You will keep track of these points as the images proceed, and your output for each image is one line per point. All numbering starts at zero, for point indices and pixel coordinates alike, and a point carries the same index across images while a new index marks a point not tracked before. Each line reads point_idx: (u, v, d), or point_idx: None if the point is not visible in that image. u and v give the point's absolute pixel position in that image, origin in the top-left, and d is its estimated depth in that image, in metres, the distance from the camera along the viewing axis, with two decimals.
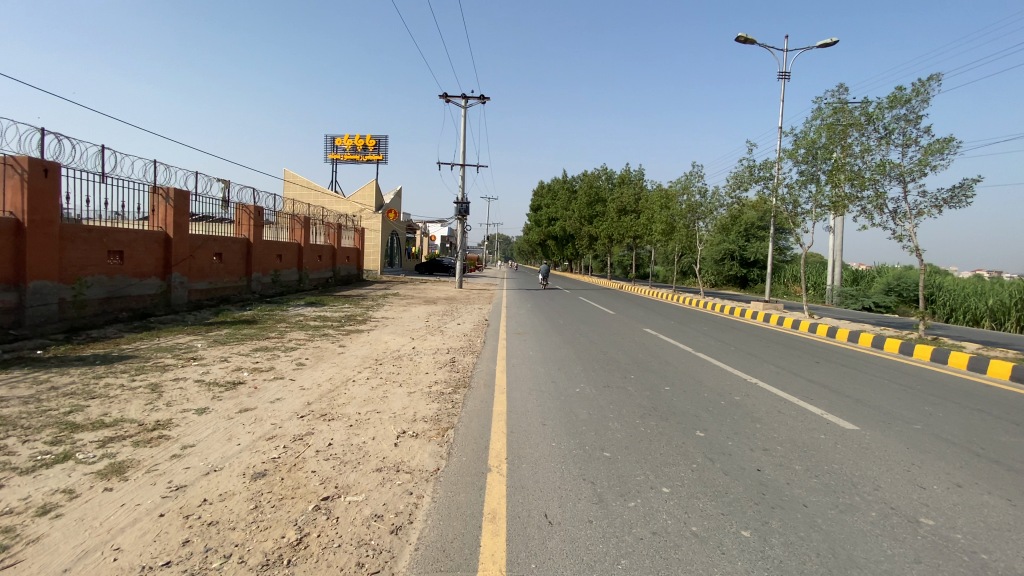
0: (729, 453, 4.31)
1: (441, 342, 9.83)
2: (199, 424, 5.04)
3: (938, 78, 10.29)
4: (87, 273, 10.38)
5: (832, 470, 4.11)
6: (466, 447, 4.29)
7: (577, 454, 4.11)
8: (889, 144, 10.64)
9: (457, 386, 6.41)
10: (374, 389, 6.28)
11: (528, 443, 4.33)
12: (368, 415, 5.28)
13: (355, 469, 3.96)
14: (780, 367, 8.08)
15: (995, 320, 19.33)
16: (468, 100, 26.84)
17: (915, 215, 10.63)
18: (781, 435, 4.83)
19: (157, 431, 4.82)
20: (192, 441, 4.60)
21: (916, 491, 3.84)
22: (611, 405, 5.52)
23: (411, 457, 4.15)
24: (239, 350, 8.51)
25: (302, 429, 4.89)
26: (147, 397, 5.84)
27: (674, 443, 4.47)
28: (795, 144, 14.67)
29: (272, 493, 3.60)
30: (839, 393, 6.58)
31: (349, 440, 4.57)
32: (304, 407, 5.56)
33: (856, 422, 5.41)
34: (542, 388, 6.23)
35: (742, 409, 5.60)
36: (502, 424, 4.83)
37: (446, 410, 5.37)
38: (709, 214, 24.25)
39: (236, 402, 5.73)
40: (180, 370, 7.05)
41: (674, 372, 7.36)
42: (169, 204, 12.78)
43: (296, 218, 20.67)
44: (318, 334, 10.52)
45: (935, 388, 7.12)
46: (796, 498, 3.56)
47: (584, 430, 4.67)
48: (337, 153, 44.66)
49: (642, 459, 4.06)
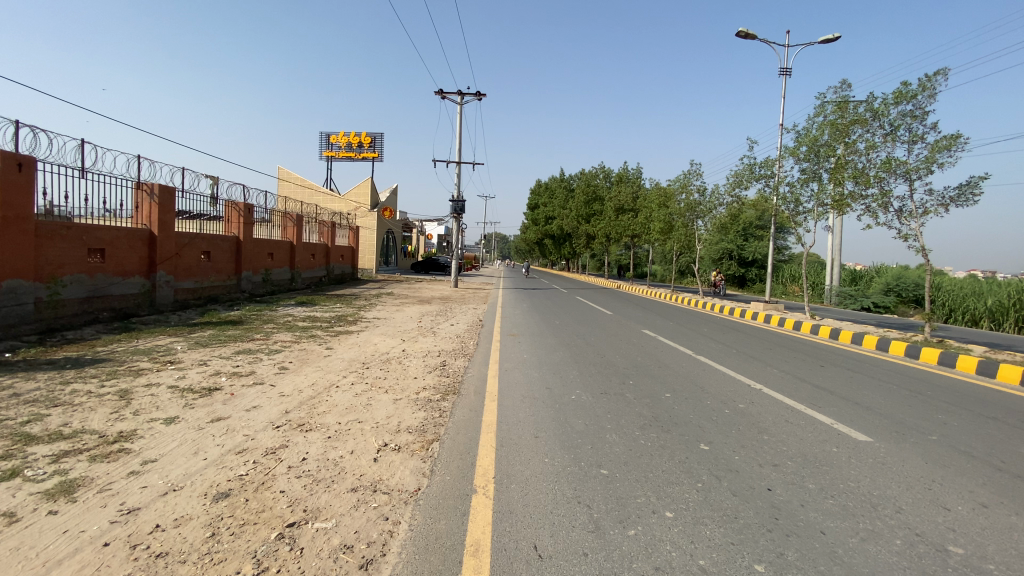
0: (736, 470, 3.97)
1: (432, 344, 9.48)
2: (166, 435, 4.68)
3: (946, 73, 9.95)
4: (65, 271, 10.02)
5: (848, 489, 3.77)
6: (451, 463, 3.95)
7: (573, 472, 3.77)
8: (894, 140, 10.30)
9: (446, 393, 6.06)
10: (358, 396, 5.92)
11: (519, 459, 3.99)
12: (349, 425, 4.93)
13: (328, 489, 3.60)
14: (784, 371, 7.76)
15: (994, 320, 19.06)
16: (463, 97, 25.80)
17: (921, 214, 10.26)
18: (791, 449, 4.50)
19: (118, 444, 4.47)
20: (154, 455, 4.25)
21: (940, 513, 3.50)
22: (609, 415, 5.18)
23: (391, 475, 3.80)
24: (221, 353, 8.13)
25: (275, 442, 4.53)
26: (113, 405, 5.47)
27: (677, 458, 4.13)
28: (797, 141, 14.34)
29: (233, 518, 3.25)
30: (848, 400, 6.27)
31: (325, 454, 4.22)
32: (281, 416, 5.21)
33: (868, 432, 5.08)
34: (536, 395, 5.89)
35: (748, 419, 5.27)
36: (491, 437, 4.48)
37: (433, 420, 5.02)
38: (708, 212, 23.98)
39: (208, 410, 5.37)
40: (154, 375, 6.68)
41: (675, 377, 7.02)
42: (154, 201, 12.35)
43: (289, 216, 20.26)
44: (306, 335, 10.14)
45: (946, 394, 6.80)
46: (812, 524, 3.22)
47: (579, 444, 4.33)
48: (332, 150, 44.29)
49: (642, 478, 3.73)
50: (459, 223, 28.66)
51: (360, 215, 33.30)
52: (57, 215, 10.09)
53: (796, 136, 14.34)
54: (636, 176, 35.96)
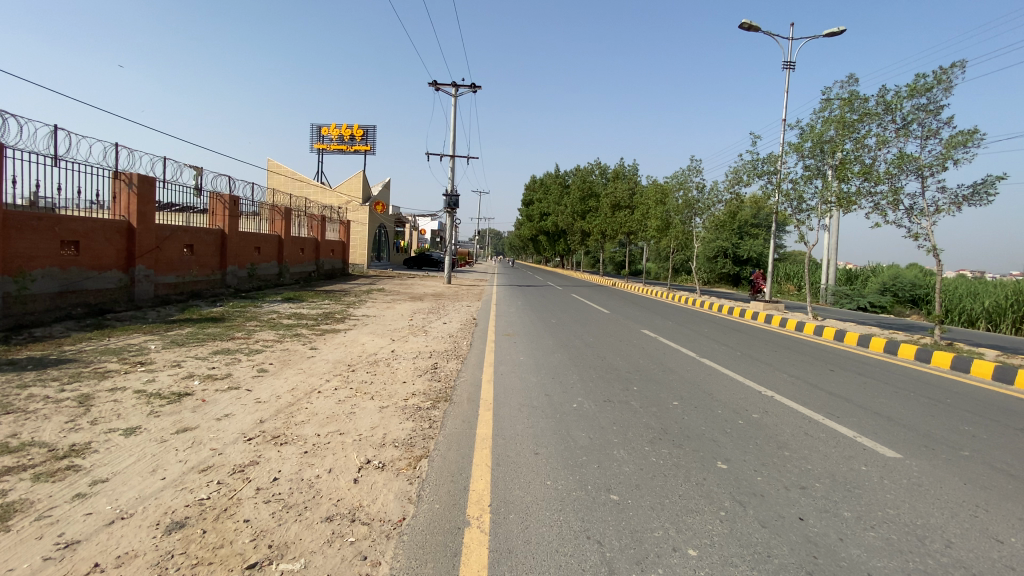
0: (760, 494, 3.54)
1: (423, 345, 9.01)
2: (123, 449, 4.19)
3: (963, 66, 9.55)
4: (36, 265, 9.46)
5: (888, 518, 3.35)
6: (440, 487, 3.49)
7: (580, 499, 3.32)
8: (907, 135, 9.91)
9: (437, 400, 5.59)
10: (340, 404, 5.44)
11: (518, 482, 3.54)
12: (329, 438, 4.46)
13: (299, 518, 3.13)
14: (794, 376, 7.34)
15: (991, 321, 18.80)
16: (458, 88, 25.15)
17: (933, 213, 9.87)
18: (817, 468, 4.07)
19: (67, 460, 3.97)
20: (106, 475, 3.76)
21: (995, 548, 3.08)
22: (614, 427, 4.74)
23: (372, 500, 3.34)
24: (197, 353, 7.61)
25: (246, 458, 4.06)
26: (70, 413, 4.96)
27: (694, 480, 3.69)
28: (801, 137, 13.94)
29: (184, 556, 2.77)
30: (866, 409, 5.85)
31: (299, 473, 3.75)
32: (255, 426, 4.74)
33: (896, 447, 4.66)
34: (534, 403, 5.44)
35: (765, 432, 4.84)
36: (486, 454, 4.04)
37: (421, 433, 4.55)
38: (706, 210, 23.54)
39: (174, 420, 4.88)
40: (120, 379, 6.15)
41: (681, 383, 6.58)
42: (132, 190, 11.77)
43: (277, 209, 19.61)
44: (289, 334, 9.62)
45: (967, 403, 6.42)
46: (857, 564, 2.80)
47: (584, 463, 3.89)
48: (323, 143, 43.37)
49: (659, 505, 3.28)
50: (452, 219, 28.09)
51: (352, 209, 32.64)
52: (40, 207, 9.86)
53: (800, 132, 13.93)
54: (632, 173, 35.56)
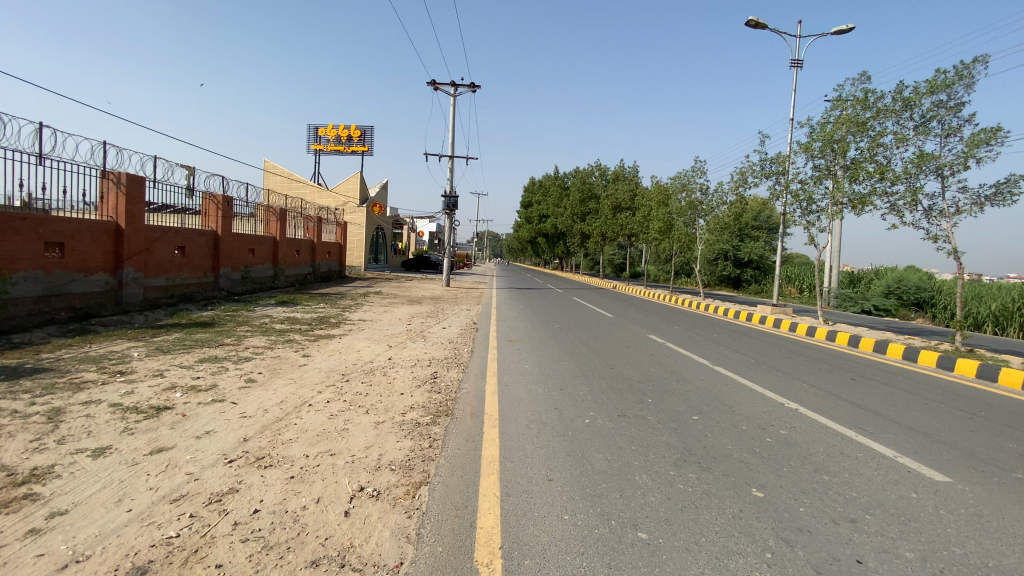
0: (808, 530, 3.11)
1: (422, 351, 8.60)
2: (88, 474, 3.75)
3: (985, 60, 9.17)
4: (18, 267, 9.02)
5: (955, 559, 2.92)
6: (443, 523, 3.07)
7: (604, 538, 2.90)
8: (926, 133, 9.51)
9: (437, 415, 5.16)
10: (333, 418, 5.02)
11: (531, 517, 3.12)
12: (319, 459, 4.03)
13: (280, 563, 2.70)
14: (814, 386, 6.93)
15: (998, 325, 18.34)
16: (457, 88, 25.19)
17: (953, 213, 9.47)
18: (863, 496, 3.64)
19: (24, 488, 3.52)
20: (66, 506, 3.32)
21: None
22: (633, 446, 4.32)
23: (366, 539, 2.91)
24: (181, 362, 7.16)
25: (225, 484, 3.62)
26: (37, 430, 4.51)
27: (729, 513, 3.26)
28: (811, 136, 13.53)
29: None
30: (900, 424, 5.45)
31: (283, 504, 3.32)
32: (238, 446, 4.30)
33: (944, 470, 4.22)
34: (544, 418, 5.03)
35: (797, 452, 4.42)
36: (495, 481, 3.63)
37: (421, 454, 4.13)
38: (709, 212, 23.03)
39: (150, 438, 4.43)
40: (97, 390, 5.71)
41: (697, 395, 6.16)
42: (120, 190, 11.31)
43: (272, 210, 19.18)
44: (281, 340, 9.16)
45: (1003, 416, 6.00)
46: None
47: (605, 492, 3.46)
48: (320, 144, 42.88)
49: (694, 546, 2.86)
50: (450, 221, 27.70)
51: (349, 211, 32.18)
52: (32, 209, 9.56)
53: (810, 131, 13.54)
54: (632, 174, 35.14)
